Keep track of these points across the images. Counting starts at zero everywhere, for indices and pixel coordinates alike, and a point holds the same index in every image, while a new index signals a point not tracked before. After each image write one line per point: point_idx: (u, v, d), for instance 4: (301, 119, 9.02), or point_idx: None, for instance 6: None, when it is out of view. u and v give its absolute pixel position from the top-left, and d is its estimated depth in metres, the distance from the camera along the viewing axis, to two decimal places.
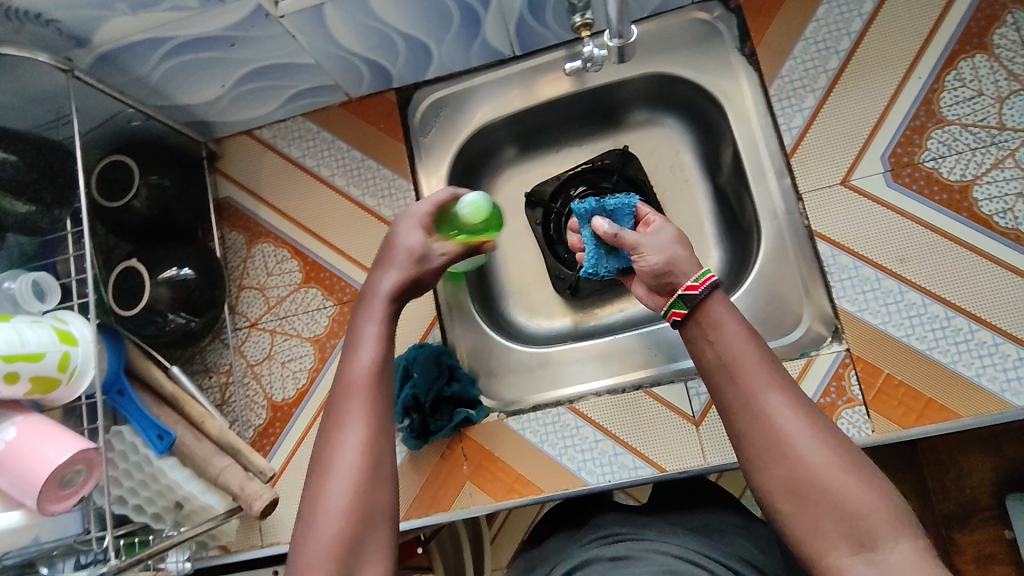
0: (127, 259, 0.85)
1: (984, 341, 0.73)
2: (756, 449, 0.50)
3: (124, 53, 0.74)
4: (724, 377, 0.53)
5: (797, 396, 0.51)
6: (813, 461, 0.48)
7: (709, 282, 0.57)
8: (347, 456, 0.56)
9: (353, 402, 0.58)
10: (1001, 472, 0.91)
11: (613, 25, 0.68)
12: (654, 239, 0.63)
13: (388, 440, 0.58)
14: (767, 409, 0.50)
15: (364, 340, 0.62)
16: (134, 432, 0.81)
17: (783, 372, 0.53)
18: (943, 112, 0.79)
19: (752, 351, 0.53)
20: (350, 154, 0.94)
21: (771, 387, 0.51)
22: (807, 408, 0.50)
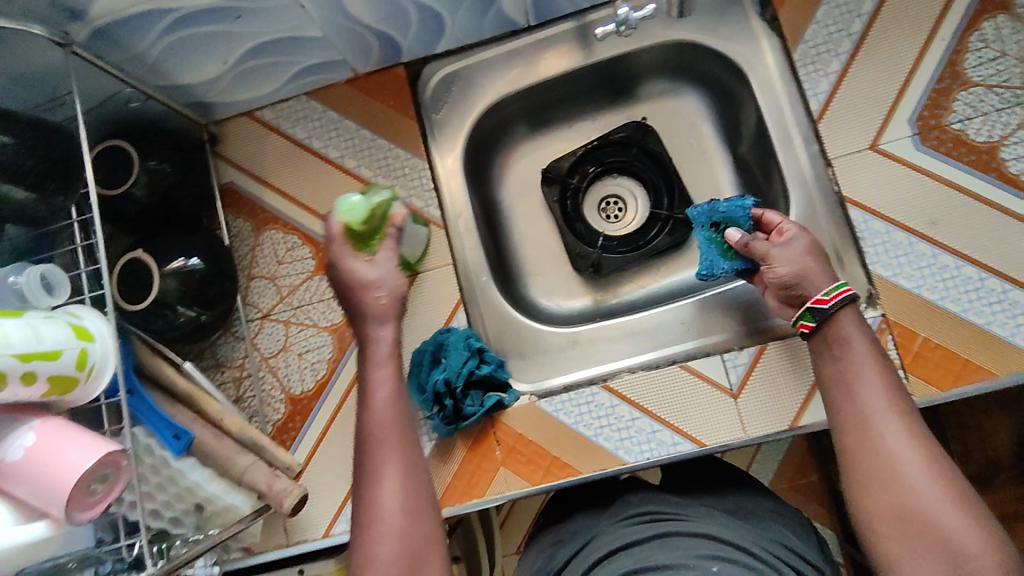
0: (130, 250, 0.80)
1: (1018, 301, 0.74)
2: (865, 469, 0.58)
3: (122, 27, 0.68)
4: (843, 392, 0.62)
5: (914, 427, 0.59)
6: (920, 487, 0.56)
7: (839, 296, 0.66)
8: (391, 498, 0.61)
9: (383, 447, 0.64)
10: (1019, 432, 0.92)
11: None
12: (787, 252, 0.72)
13: (419, 479, 0.64)
14: (884, 433, 0.58)
15: (376, 386, 0.67)
16: (148, 433, 0.76)
17: (904, 401, 0.60)
18: (968, 73, 0.78)
19: (876, 378, 0.61)
20: (360, 133, 0.90)
21: (888, 414, 0.59)
22: (924, 441, 0.58)
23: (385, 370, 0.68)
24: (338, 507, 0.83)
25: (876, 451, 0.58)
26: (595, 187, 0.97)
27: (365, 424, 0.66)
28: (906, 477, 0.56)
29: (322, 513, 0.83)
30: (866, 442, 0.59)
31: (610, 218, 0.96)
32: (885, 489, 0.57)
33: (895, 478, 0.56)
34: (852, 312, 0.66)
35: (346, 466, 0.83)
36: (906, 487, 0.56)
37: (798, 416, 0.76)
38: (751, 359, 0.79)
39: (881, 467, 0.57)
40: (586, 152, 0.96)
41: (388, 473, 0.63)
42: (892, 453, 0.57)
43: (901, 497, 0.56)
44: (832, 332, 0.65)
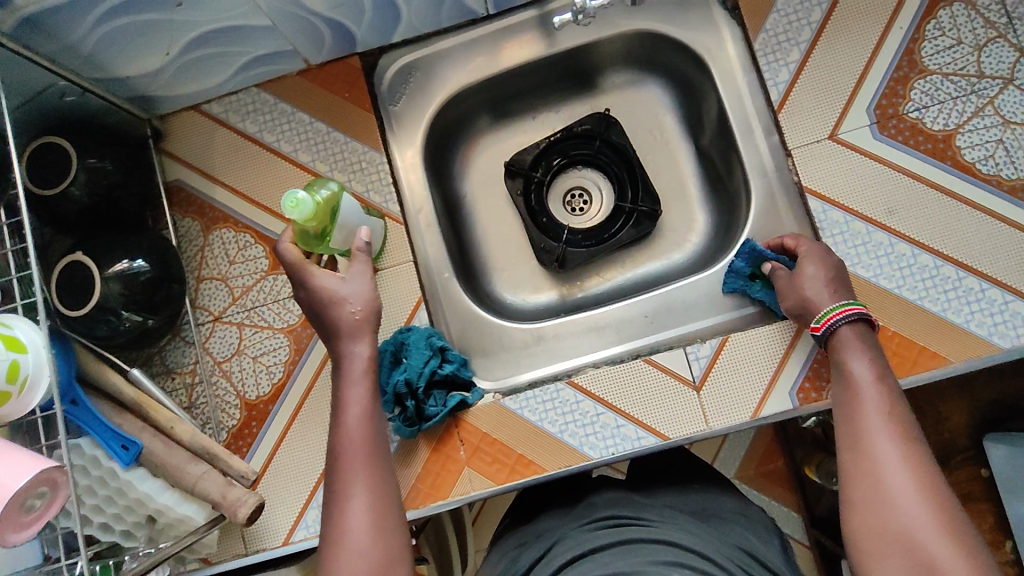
0: (69, 253, 0.76)
1: (972, 288, 0.75)
2: (856, 490, 0.58)
3: (52, 15, 0.64)
4: (848, 419, 0.63)
5: (914, 453, 0.57)
6: (913, 513, 0.54)
7: (828, 323, 0.69)
8: (354, 523, 0.58)
9: (354, 468, 0.61)
10: (975, 415, 0.94)
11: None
12: (794, 276, 0.74)
13: (387, 502, 0.60)
14: (876, 454, 0.58)
15: (350, 402, 0.64)
16: (94, 445, 0.73)
17: (909, 429, 0.60)
18: (924, 61, 0.79)
19: (878, 403, 0.62)
20: (314, 126, 0.87)
21: (884, 435, 0.59)
22: (919, 465, 0.57)
23: (361, 387, 0.65)
24: (298, 513, 0.80)
25: (867, 472, 0.57)
26: (559, 180, 0.95)
27: (336, 443, 0.63)
28: (895, 498, 0.55)
29: (282, 521, 0.80)
30: (859, 463, 0.58)
31: (575, 211, 0.95)
32: (873, 509, 0.56)
33: (881, 499, 0.55)
34: (856, 330, 0.68)
35: (306, 471, 0.81)
36: (893, 508, 0.55)
37: (759, 407, 0.76)
38: (714, 352, 0.78)
39: (872, 488, 0.56)
40: (547, 144, 0.94)
41: (355, 495, 0.59)
42: (882, 473, 0.57)
43: (893, 522, 0.54)
44: (836, 355, 0.68)
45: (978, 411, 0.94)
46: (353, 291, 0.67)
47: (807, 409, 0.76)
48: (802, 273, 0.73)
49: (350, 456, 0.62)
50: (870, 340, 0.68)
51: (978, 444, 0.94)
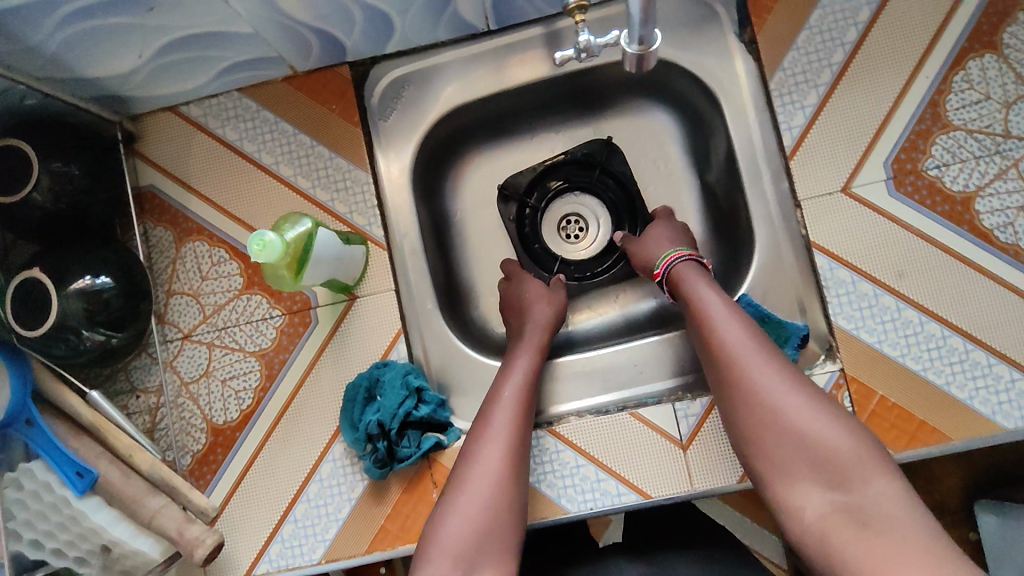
0: (28, 266, 0.71)
1: (979, 362, 0.71)
2: (740, 410, 0.60)
3: (9, 16, 0.59)
4: (704, 342, 0.65)
5: (777, 359, 0.61)
6: (797, 418, 0.57)
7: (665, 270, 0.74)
8: (489, 455, 0.64)
9: (501, 410, 0.68)
10: (969, 476, 0.91)
11: (635, 28, 0.55)
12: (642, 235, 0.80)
13: (518, 478, 0.64)
14: (750, 373, 0.60)
15: (516, 370, 0.73)
16: (47, 469, 0.70)
17: (762, 335, 0.63)
18: (949, 115, 0.74)
19: (730, 321, 0.63)
20: (297, 139, 0.82)
21: (750, 353, 0.61)
22: (783, 369, 0.60)
23: (529, 352, 0.75)
24: (261, 546, 0.77)
25: (746, 394, 0.59)
26: (557, 206, 0.90)
27: (491, 408, 0.68)
28: (773, 405, 0.58)
29: (243, 553, 0.77)
30: (736, 387, 0.60)
31: (570, 239, 0.90)
32: (762, 425, 0.58)
33: (764, 410, 0.58)
34: (691, 265, 0.72)
35: (272, 502, 0.78)
36: (775, 415, 0.58)
37: None
38: (704, 410, 0.75)
39: (751, 405, 0.59)
40: (543, 168, 0.90)
41: (491, 454, 0.64)
42: (759, 389, 0.59)
43: (782, 432, 0.57)
44: (680, 285, 0.70)
45: (972, 473, 0.91)
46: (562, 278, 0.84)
47: None
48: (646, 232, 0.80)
49: (499, 420, 0.67)
50: (703, 273, 0.71)
51: (969, 506, 0.91)
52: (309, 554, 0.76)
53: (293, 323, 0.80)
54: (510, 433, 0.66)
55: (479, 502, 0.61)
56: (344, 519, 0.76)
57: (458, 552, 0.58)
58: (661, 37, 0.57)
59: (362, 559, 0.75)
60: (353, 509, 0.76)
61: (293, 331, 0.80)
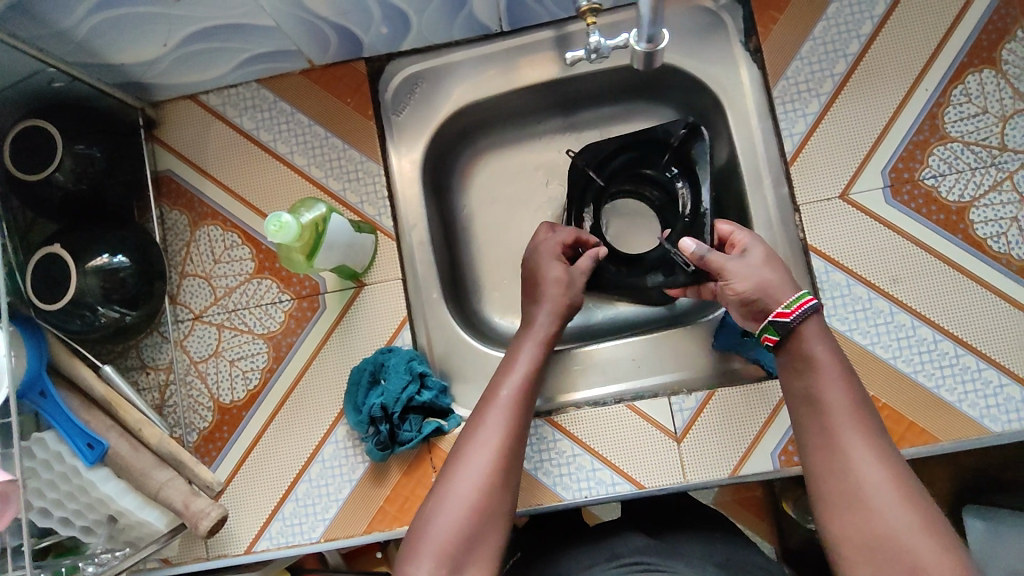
0: (48, 243, 0.74)
1: (968, 366, 0.73)
2: (833, 493, 0.56)
3: (43, 2, 0.61)
4: (808, 411, 0.60)
5: (883, 448, 0.56)
6: (893, 518, 0.52)
7: (801, 309, 0.61)
8: (478, 456, 0.60)
9: (497, 408, 0.64)
10: (956, 480, 0.94)
11: (644, 27, 0.58)
12: (743, 262, 0.66)
13: (510, 477, 0.61)
14: (850, 453, 0.56)
15: (518, 362, 0.68)
16: (59, 440, 0.72)
17: (872, 420, 0.58)
18: (946, 127, 0.76)
19: (840, 391, 0.59)
20: (312, 129, 0.84)
21: (853, 432, 0.57)
22: (889, 461, 0.55)
23: (533, 345, 0.70)
24: (263, 523, 0.79)
25: (843, 474, 0.55)
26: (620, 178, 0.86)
27: (488, 404, 0.65)
28: (872, 499, 0.53)
29: (244, 529, 0.79)
30: (833, 464, 0.56)
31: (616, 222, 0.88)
32: (852, 513, 0.54)
33: (860, 499, 0.54)
34: (816, 321, 0.62)
35: (274, 481, 0.80)
36: (871, 510, 0.53)
37: (739, 464, 0.75)
38: (699, 404, 0.77)
39: (848, 491, 0.55)
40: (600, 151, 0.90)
41: (481, 453, 0.60)
42: (862, 477, 0.54)
43: (872, 524, 0.53)
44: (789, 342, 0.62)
45: (959, 479, 0.93)
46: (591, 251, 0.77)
47: (787, 471, 0.75)
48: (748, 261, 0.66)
49: (495, 417, 0.63)
50: (824, 327, 0.62)
51: (954, 510, 0.93)
52: (309, 532, 0.78)
53: (302, 308, 0.82)
54: (505, 432, 0.62)
55: (467, 502, 0.58)
56: (344, 499, 0.78)
57: (443, 554, 0.56)
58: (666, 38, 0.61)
59: (361, 538, 0.77)
60: (354, 489, 0.78)
61: (302, 316, 0.82)
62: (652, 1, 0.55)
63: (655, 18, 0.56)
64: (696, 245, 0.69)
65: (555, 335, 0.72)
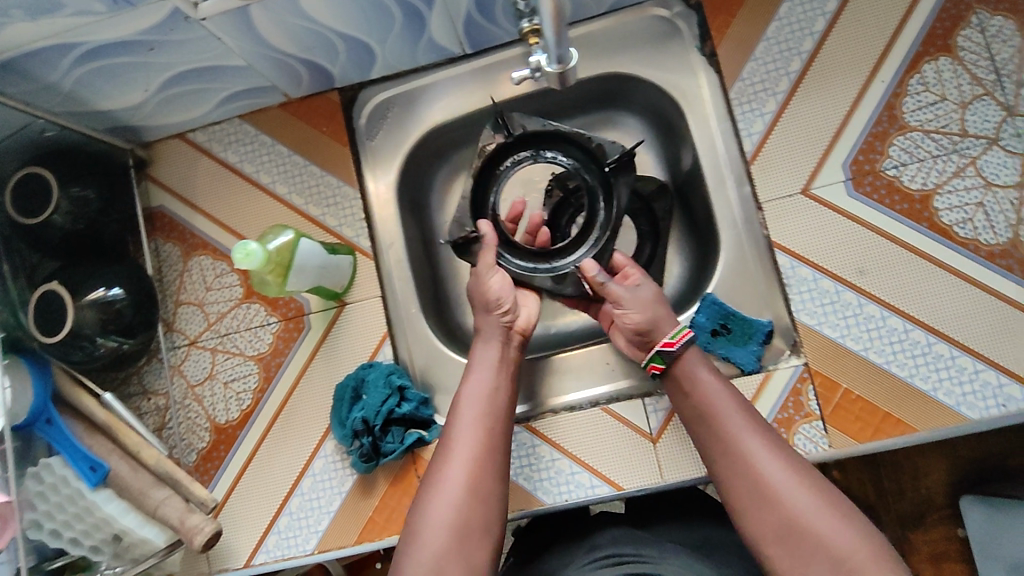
0: (48, 279, 0.78)
1: (942, 355, 0.72)
2: (739, 494, 0.61)
3: (29, 59, 0.67)
4: (703, 423, 0.65)
5: (769, 441, 0.62)
6: (797, 504, 0.58)
7: (684, 338, 0.69)
8: (440, 516, 0.62)
9: (454, 458, 0.65)
10: (955, 471, 0.91)
11: (552, 49, 0.62)
12: (637, 294, 0.74)
13: (482, 503, 0.63)
14: (748, 451, 0.62)
15: (470, 398, 0.69)
16: (64, 464, 0.75)
17: (756, 420, 0.64)
18: (905, 117, 0.77)
19: (729, 403, 0.65)
20: (291, 159, 0.88)
21: (750, 435, 0.63)
22: (780, 453, 0.61)
23: (480, 387, 0.70)
24: (260, 536, 0.82)
25: (749, 474, 0.61)
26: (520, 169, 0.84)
27: (444, 454, 0.66)
28: (774, 488, 0.59)
29: (243, 543, 0.82)
30: (736, 466, 0.62)
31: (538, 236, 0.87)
32: (762, 506, 0.59)
33: (766, 492, 0.59)
34: (697, 351, 0.70)
35: (269, 494, 0.83)
36: (778, 500, 0.58)
37: None
38: (672, 405, 0.78)
39: (757, 487, 0.60)
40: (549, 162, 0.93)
41: (441, 510, 0.62)
42: (762, 472, 0.60)
43: (779, 512, 0.58)
44: (680, 381, 0.68)
45: (961, 470, 0.91)
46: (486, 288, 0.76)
47: None
48: (641, 296, 0.74)
49: (451, 472, 0.64)
50: (698, 357, 0.69)
51: (955, 502, 0.91)
52: (303, 544, 0.81)
53: (288, 329, 0.86)
54: (460, 487, 0.63)
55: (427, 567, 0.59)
56: (335, 511, 0.81)
57: None
58: (575, 57, 0.65)
59: (352, 549, 0.79)
60: (344, 501, 0.81)
61: (288, 337, 0.86)
62: (554, 27, 0.58)
63: (559, 41, 0.60)
64: (598, 269, 0.74)
65: (505, 371, 0.72)
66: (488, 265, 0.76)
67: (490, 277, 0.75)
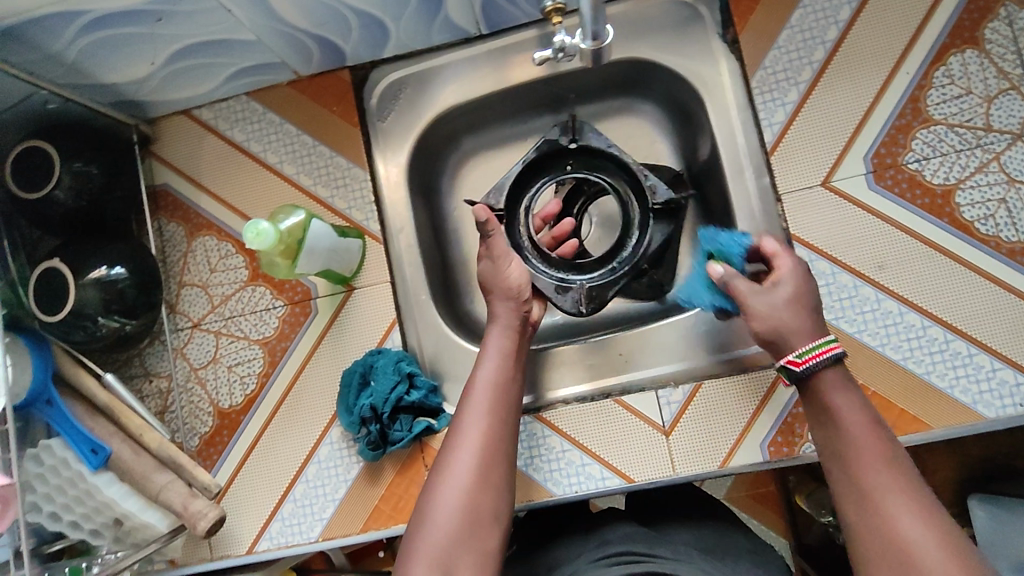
0: (49, 258, 0.77)
1: (959, 352, 0.72)
2: (868, 550, 0.53)
3: (32, 27, 0.64)
4: (837, 453, 0.58)
5: (910, 492, 0.54)
6: (932, 568, 0.49)
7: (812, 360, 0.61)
8: (448, 503, 0.59)
9: (465, 446, 0.63)
10: (963, 469, 0.91)
11: (586, 25, 0.60)
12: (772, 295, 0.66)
13: (493, 491, 0.61)
14: (886, 508, 0.53)
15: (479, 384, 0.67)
16: (65, 446, 0.73)
17: (902, 460, 0.56)
18: (929, 110, 0.75)
19: (867, 435, 0.57)
20: (300, 139, 0.86)
21: (887, 488, 0.54)
22: (921, 505, 0.53)
23: (490, 375, 0.68)
24: (263, 523, 0.81)
25: (878, 530, 0.53)
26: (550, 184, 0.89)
27: (452, 441, 0.64)
28: (907, 550, 0.51)
29: (246, 529, 0.81)
30: (867, 519, 0.54)
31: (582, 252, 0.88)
32: (893, 570, 0.51)
33: (896, 550, 0.51)
34: (839, 375, 0.61)
35: (273, 480, 0.82)
36: (908, 562, 0.50)
37: (728, 457, 0.75)
38: (686, 397, 0.77)
39: (903, 569, 0.50)
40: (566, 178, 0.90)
41: (450, 497, 0.60)
42: (898, 531, 0.52)
43: (910, 574, 0.50)
44: (816, 404, 0.61)
45: (969, 468, 0.91)
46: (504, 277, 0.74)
47: (776, 463, 0.74)
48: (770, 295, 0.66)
49: (461, 461, 0.62)
50: (847, 382, 0.61)
51: (962, 500, 0.91)
52: (307, 532, 0.80)
53: (295, 314, 0.84)
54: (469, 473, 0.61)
55: (434, 555, 0.57)
56: (341, 499, 0.80)
57: None
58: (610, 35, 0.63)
59: (357, 537, 0.78)
60: (350, 489, 0.80)
61: (295, 321, 0.84)
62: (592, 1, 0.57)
63: (595, 16, 0.58)
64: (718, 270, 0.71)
65: (516, 358, 0.71)
66: (505, 252, 0.74)
67: (509, 265, 0.74)
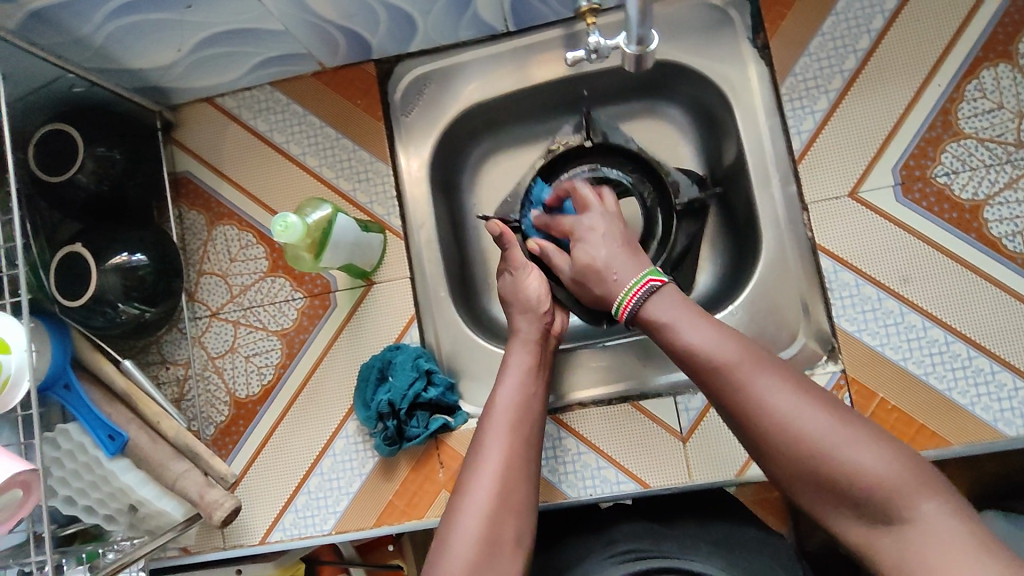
0: (71, 242, 0.76)
1: (981, 369, 0.72)
2: (756, 433, 0.54)
3: (62, 11, 0.64)
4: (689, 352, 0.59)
5: (776, 372, 0.55)
6: (819, 436, 0.52)
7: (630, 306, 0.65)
8: (468, 527, 0.58)
9: (485, 468, 0.62)
10: (976, 485, 0.91)
11: (633, 29, 0.59)
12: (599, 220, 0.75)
13: (514, 516, 0.60)
14: (755, 391, 0.54)
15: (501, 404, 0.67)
16: (82, 432, 0.74)
17: (754, 351, 0.57)
18: (960, 124, 0.75)
19: (709, 331, 0.59)
20: (323, 131, 0.86)
21: (754, 372, 0.55)
22: (792, 381, 0.55)
23: (511, 394, 0.67)
24: (276, 514, 0.81)
25: (755, 409, 0.54)
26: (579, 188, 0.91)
27: (474, 463, 0.63)
28: (792, 425, 0.52)
29: (260, 519, 0.81)
30: (741, 405, 0.55)
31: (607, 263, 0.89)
32: (781, 447, 0.53)
33: (784, 430, 0.53)
34: (661, 297, 0.64)
35: (287, 471, 0.82)
36: (795, 436, 0.52)
37: (745, 466, 0.75)
38: (704, 405, 0.77)
39: (797, 446, 0.52)
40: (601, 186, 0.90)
41: (470, 521, 0.59)
42: (774, 410, 0.53)
43: (794, 443, 0.52)
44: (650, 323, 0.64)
45: (981, 484, 0.91)
46: (525, 292, 0.76)
47: None
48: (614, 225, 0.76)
49: (482, 484, 0.61)
50: (678, 297, 0.64)
51: None
52: (321, 524, 0.80)
53: (313, 307, 0.84)
54: (490, 498, 0.60)
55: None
56: (355, 492, 0.80)
57: None
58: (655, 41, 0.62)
59: (370, 531, 0.79)
60: (364, 483, 0.80)
61: (313, 314, 0.84)
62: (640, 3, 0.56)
63: (643, 19, 0.58)
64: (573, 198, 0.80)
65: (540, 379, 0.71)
66: (520, 265, 0.77)
67: (527, 278, 0.77)
